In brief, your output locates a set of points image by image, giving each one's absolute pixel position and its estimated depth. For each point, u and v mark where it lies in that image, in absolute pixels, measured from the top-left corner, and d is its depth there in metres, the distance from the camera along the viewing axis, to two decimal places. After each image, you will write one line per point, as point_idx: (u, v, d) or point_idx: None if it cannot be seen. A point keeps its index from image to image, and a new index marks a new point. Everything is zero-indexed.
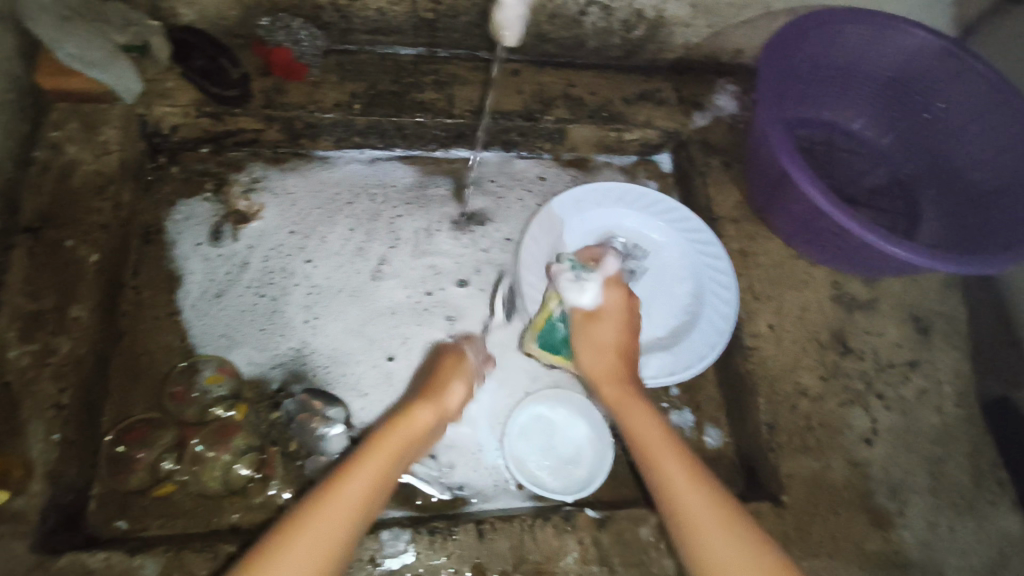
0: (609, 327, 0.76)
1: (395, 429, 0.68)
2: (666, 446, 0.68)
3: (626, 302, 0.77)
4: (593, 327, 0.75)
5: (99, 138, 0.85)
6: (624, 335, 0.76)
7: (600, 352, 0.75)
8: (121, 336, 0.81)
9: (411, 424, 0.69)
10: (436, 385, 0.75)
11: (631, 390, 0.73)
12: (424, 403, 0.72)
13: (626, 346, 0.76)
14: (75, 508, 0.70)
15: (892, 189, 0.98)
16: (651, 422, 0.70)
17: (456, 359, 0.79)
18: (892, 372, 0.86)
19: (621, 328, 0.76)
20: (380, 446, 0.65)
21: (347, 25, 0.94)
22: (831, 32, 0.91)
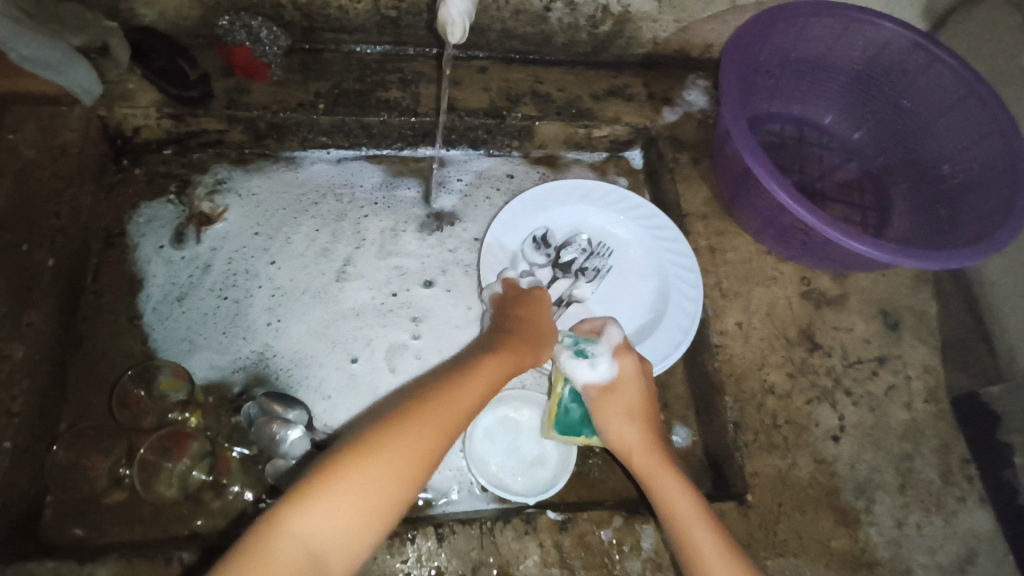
0: (627, 397, 0.71)
1: (474, 380, 0.62)
2: (695, 510, 0.64)
3: (639, 369, 0.73)
4: (614, 399, 0.71)
5: (57, 140, 0.83)
6: (644, 399, 0.72)
7: (626, 421, 0.70)
8: (79, 341, 0.81)
9: (486, 377, 0.63)
10: (528, 340, 0.70)
11: (662, 454, 0.69)
12: (503, 357, 0.67)
13: (649, 411, 0.72)
14: (28, 516, 0.70)
15: (862, 183, 0.98)
16: (679, 483, 0.66)
17: (540, 313, 0.75)
18: (861, 368, 0.85)
19: (641, 392, 0.72)
20: (457, 399, 0.59)
21: (310, 23, 0.93)
22: (798, 25, 0.90)
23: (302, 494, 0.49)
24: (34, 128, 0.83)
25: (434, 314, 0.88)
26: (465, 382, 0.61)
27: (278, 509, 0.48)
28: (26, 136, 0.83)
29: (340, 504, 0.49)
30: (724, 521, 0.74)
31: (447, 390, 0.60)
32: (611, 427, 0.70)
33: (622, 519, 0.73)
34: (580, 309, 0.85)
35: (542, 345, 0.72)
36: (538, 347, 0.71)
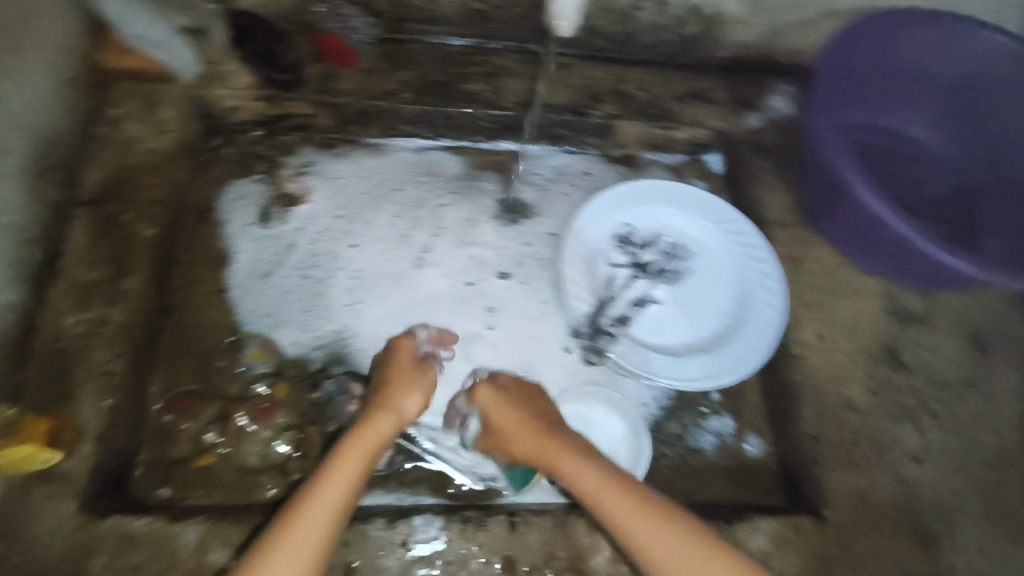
0: (510, 414, 0.71)
1: (345, 458, 0.63)
2: (607, 491, 0.61)
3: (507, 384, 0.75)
4: (510, 416, 0.70)
5: (156, 116, 0.88)
6: (532, 405, 0.72)
7: (517, 428, 0.69)
8: (171, 309, 0.82)
9: (359, 449, 0.64)
10: (378, 404, 0.70)
11: (556, 443, 0.66)
12: (369, 424, 0.67)
13: (534, 413, 0.70)
14: (121, 474, 0.73)
15: (955, 199, 0.94)
16: (584, 465, 0.64)
17: (394, 367, 0.75)
18: (946, 389, 0.82)
19: (531, 403, 0.72)
20: (321, 488, 0.60)
21: (400, 14, 0.95)
22: (894, 34, 0.89)
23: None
24: (137, 104, 0.88)
25: (509, 307, 0.88)
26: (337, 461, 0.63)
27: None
28: (129, 111, 0.88)
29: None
30: (798, 534, 0.73)
31: (316, 481, 0.61)
32: (506, 437, 0.70)
33: None
34: (659, 310, 0.85)
35: (392, 399, 0.71)
36: (394, 405, 0.70)
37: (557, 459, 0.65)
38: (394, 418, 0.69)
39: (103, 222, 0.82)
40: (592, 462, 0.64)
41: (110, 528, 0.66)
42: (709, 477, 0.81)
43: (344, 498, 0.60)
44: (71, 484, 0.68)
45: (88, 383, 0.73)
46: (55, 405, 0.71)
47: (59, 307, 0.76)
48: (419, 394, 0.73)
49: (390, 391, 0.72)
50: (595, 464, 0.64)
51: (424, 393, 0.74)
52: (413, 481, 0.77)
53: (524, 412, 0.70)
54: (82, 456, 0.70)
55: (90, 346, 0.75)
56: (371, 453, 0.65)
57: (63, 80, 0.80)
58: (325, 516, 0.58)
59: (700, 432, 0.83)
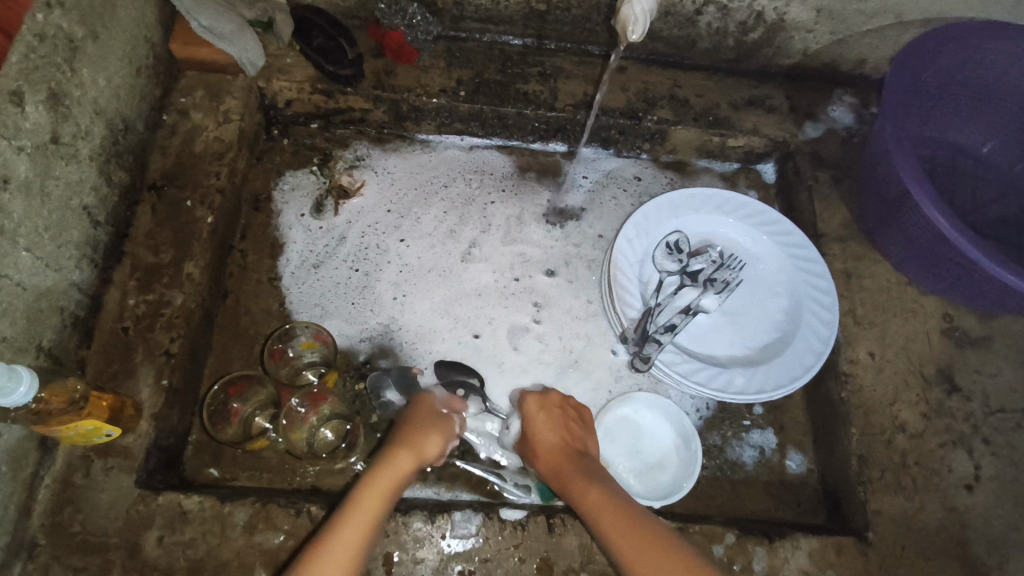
0: (543, 429, 0.72)
1: (367, 499, 0.61)
2: (607, 507, 0.61)
3: (542, 402, 0.74)
4: (538, 432, 0.72)
5: (220, 106, 0.90)
6: (567, 427, 0.72)
7: (550, 443, 0.70)
8: (226, 295, 0.86)
9: (379, 489, 0.62)
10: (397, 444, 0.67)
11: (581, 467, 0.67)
12: (385, 465, 0.64)
13: (572, 435, 0.71)
14: (174, 452, 0.75)
15: (1021, 220, 0.90)
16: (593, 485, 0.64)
17: (416, 408, 0.74)
18: (1004, 418, 0.80)
19: (570, 422, 0.73)
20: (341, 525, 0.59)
21: (460, 11, 0.95)
22: (966, 49, 0.85)
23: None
24: (204, 94, 0.90)
25: (555, 304, 0.90)
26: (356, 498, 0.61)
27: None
28: (195, 101, 0.90)
29: None
30: (841, 556, 0.71)
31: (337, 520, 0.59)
32: (541, 444, 0.71)
33: (735, 537, 0.72)
34: (706, 319, 0.84)
35: (410, 440, 0.68)
36: (414, 445, 0.67)
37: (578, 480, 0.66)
38: (414, 458, 0.66)
39: (166, 206, 0.83)
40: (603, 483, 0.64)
41: (163, 505, 0.68)
42: (749, 491, 0.80)
43: (361, 539, 0.58)
44: (129, 459, 0.69)
45: (147, 362, 0.74)
46: (115, 381, 0.73)
47: (123, 288, 0.78)
48: (439, 435, 0.70)
49: (412, 430, 0.69)
50: (602, 486, 0.64)
51: (444, 436, 0.70)
52: (453, 477, 0.78)
53: (562, 434, 0.71)
54: (140, 433, 0.71)
55: (150, 327, 0.76)
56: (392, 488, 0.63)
57: (135, 67, 0.82)
58: (347, 555, 0.57)
59: (740, 444, 0.82)
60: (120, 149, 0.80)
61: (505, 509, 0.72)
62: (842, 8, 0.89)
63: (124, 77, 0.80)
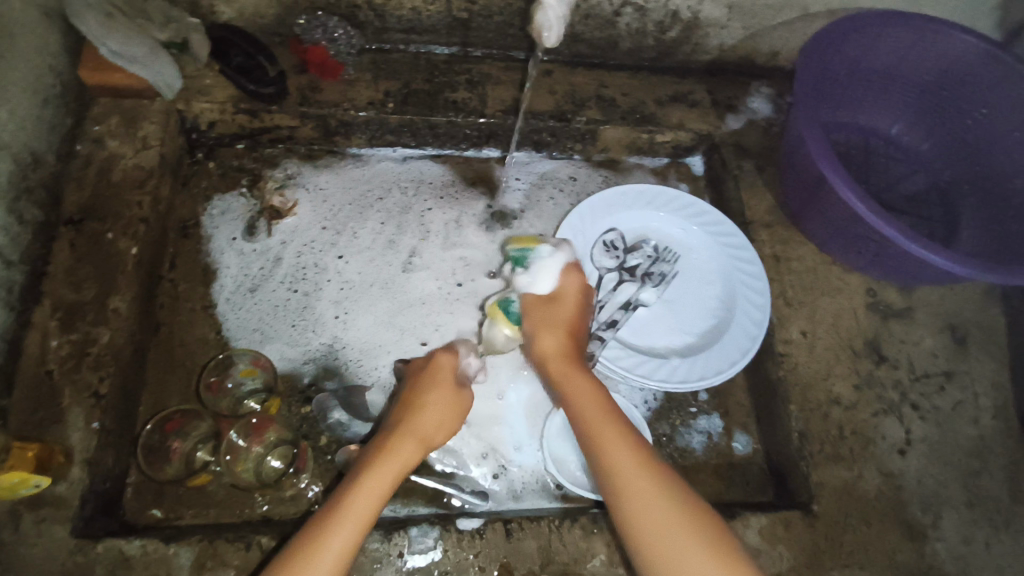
0: (559, 313, 0.75)
1: (364, 494, 0.62)
2: (596, 421, 0.66)
3: (581, 289, 0.77)
4: (538, 314, 0.75)
5: (138, 133, 0.86)
6: (575, 316, 0.76)
7: (548, 330, 0.73)
8: (158, 328, 0.83)
9: (378, 483, 0.63)
10: (398, 431, 0.68)
11: (569, 366, 0.72)
12: (388, 456, 0.65)
13: (576, 332, 0.75)
14: (111, 497, 0.72)
15: (929, 196, 0.96)
16: (589, 391, 0.69)
17: (441, 371, 0.74)
18: (930, 382, 0.84)
19: (577, 309, 0.76)
20: (336, 517, 0.60)
21: (383, 23, 0.95)
22: (870, 37, 0.89)
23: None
24: (119, 121, 0.87)
25: None
26: (357, 492, 0.62)
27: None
28: (110, 129, 0.86)
29: None
30: (789, 530, 0.74)
31: (333, 519, 0.60)
32: (538, 336, 0.74)
33: None
34: (646, 313, 0.86)
35: (416, 425, 0.69)
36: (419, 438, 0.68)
37: (577, 388, 0.70)
38: (418, 447, 0.68)
39: (86, 240, 0.79)
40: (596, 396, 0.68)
41: (103, 553, 0.65)
42: (700, 476, 0.82)
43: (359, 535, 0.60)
44: (62, 509, 0.66)
45: (76, 406, 0.71)
46: (41, 428, 0.69)
47: (43, 329, 0.74)
48: (449, 423, 0.71)
49: (425, 408, 0.70)
50: (594, 399, 0.69)
51: (453, 422, 0.71)
52: (407, 492, 0.77)
53: (561, 338, 0.73)
54: (73, 480, 0.68)
55: (77, 368, 0.73)
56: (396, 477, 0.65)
57: (41, 98, 0.79)
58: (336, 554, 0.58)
59: (688, 431, 0.85)
60: (30, 184, 0.77)
61: (462, 520, 0.72)
62: (752, 3, 0.93)
63: (29, 109, 0.77)
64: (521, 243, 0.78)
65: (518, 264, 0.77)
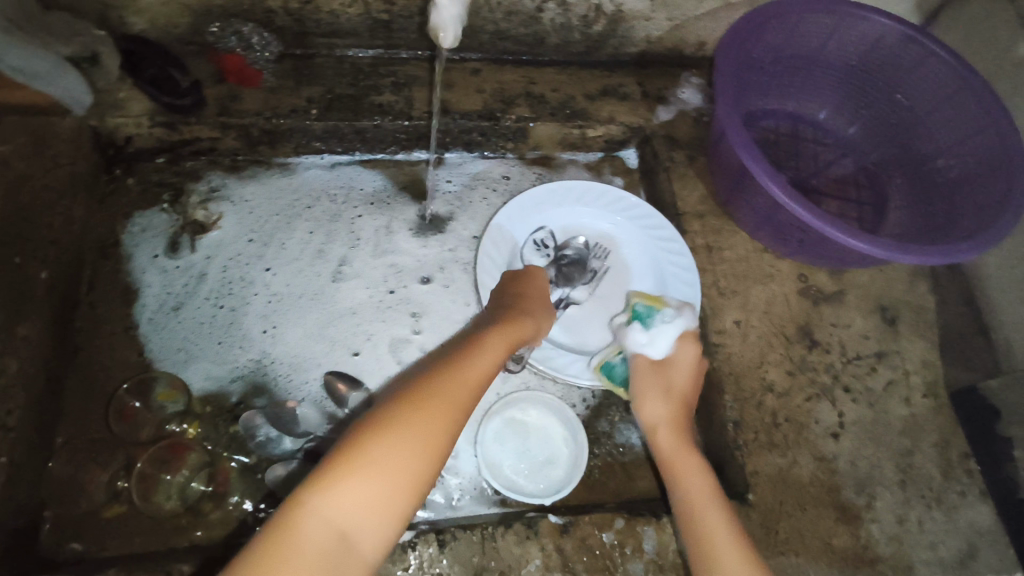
0: (675, 378, 0.74)
1: (491, 345, 0.64)
2: (706, 504, 0.64)
3: (697, 362, 0.75)
4: (652, 379, 0.73)
5: (47, 150, 0.81)
6: (691, 383, 0.74)
7: (661, 399, 0.72)
8: (75, 353, 0.80)
9: (502, 341, 0.65)
10: (502, 325, 0.67)
11: (678, 438, 0.70)
12: (514, 321, 0.69)
13: (691, 401, 0.73)
14: (26, 533, 0.69)
15: (858, 178, 0.97)
16: (696, 462, 0.67)
17: (533, 285, 0.76)
18: (861, 364, 0.85)
19: (691, 381, 0.74)
20: (462, 373, 0.59)
21: (302, 27, 0.92)
22: (790, 23, 0.90)
23: (322, 477, 0.49)
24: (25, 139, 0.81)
25: (432, 312, 0.89)
26: (468, 365, 0.60)
27: (300, 489, 0.49)
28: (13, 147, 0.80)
29: (368, 480, 0.50)
30: None
31: (464, 356, 0.61)
32: (645, 401, 0.72)
33: (624, 520, 0.73)
34: (579, 310, 0.86)
35: (537, 311, 0.73)
36: (537, 316, 0.73)
37: (683, 460, 0.68)
38: (536, 323, 0.72)
39: None
40: (709, 477, 0.66)
41: None
42: (640, 471, 0.82)
43: (473, 397, 0.58)
44: None
45: None
46: None
47: None
48: (551, 318, 0.76)
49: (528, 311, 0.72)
50: (705, 477, 0.66)
51: (552, 319, 0.77)
52: None
53: (675, 406, 0.72)
54: None
55: None
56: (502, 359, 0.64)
57: None
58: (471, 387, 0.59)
59: (627, 427, 0.84)
60: None
61: None
62: None
63: None
64: (649, 299, 0.78)
65: (639, 319, 0.77)
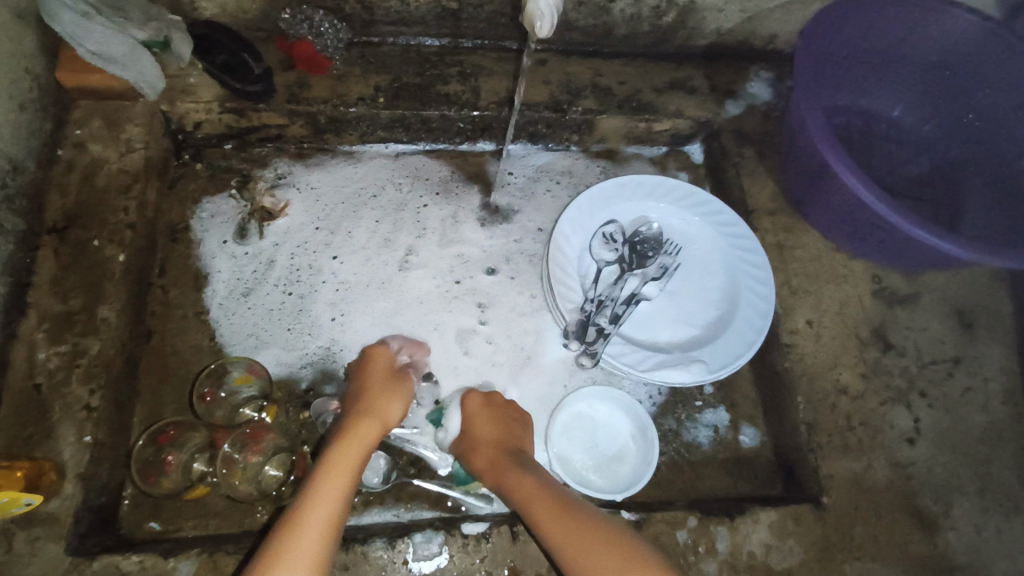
0: (478, 429, 0.75)
1: (320, 485, 0.61)
2: (561, 532, 0.61)
3: (484, 403, 0.77)
4: (463, 443, 0.75)
5: (121, 135, 0.83)
6: (496, 428, 0.74)
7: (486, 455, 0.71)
8: (149, 336, 0.81)
9: (340, 468, 0.63)
10: (334, 451, 0.65)
11: (514, 483, 0.68)
12: (351, 438, 0.67)
13: (507, 441, 0.73)
14: (107, 510, 0.71)
15: (933, 178, 0.95)
16: (536, 493, 0.66)
17: (367, 381, 0.75)
18: (938, 369, 0.83)
19: (494, 425, 0.74)
20: (297, 534, 0.57)
21: (370, 15, 0.91)
22: (870, 17, 0.87)
23: None
24: (102, 124, 0.84)
25: (498, 304, 0.88)
26: (302, 522, 0.58)
27: None
28: (93, 132, 0.83)
29: None
30: (800, 525, 0.73)
31: (298, 514, 0.59)
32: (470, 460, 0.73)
33: (697, 520, 0.72)
34: (649, 306, 0.85)
35: (378, 410, 0.72)
36: (375, 413, 0.71)
37: (533, 499, 0.65)
38: (378, 423, 0.70)
39: (71, 248, 0.77)
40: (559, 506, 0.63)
41: (100, 570, 0.64)
42: (708, 471, 0.81)
43: (326, 547, 0.58)
44: (56, 526, 0.64)
45: (67, 420, 0.69)
46: (32, 444, 0.67)
47: (30, 341, 0.72)
48: (400, 401, 0.74)
49: (363, 415, 0.70)
50: (552, 505, 0.64)
51: (404, 401, 0.75)
52: (412, 496, 0.76)
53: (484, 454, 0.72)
54: (66, 496, 0.66)
55: (66, 381, 0.70)
56: (351, 481, 0.64)
57: (18, 103, 0.76)
58: (315, 543, 0.57)
59: (695, 426, 0.83)
60: (10, 193, 0.74)
61: (466, 524, 0.70)
62: None
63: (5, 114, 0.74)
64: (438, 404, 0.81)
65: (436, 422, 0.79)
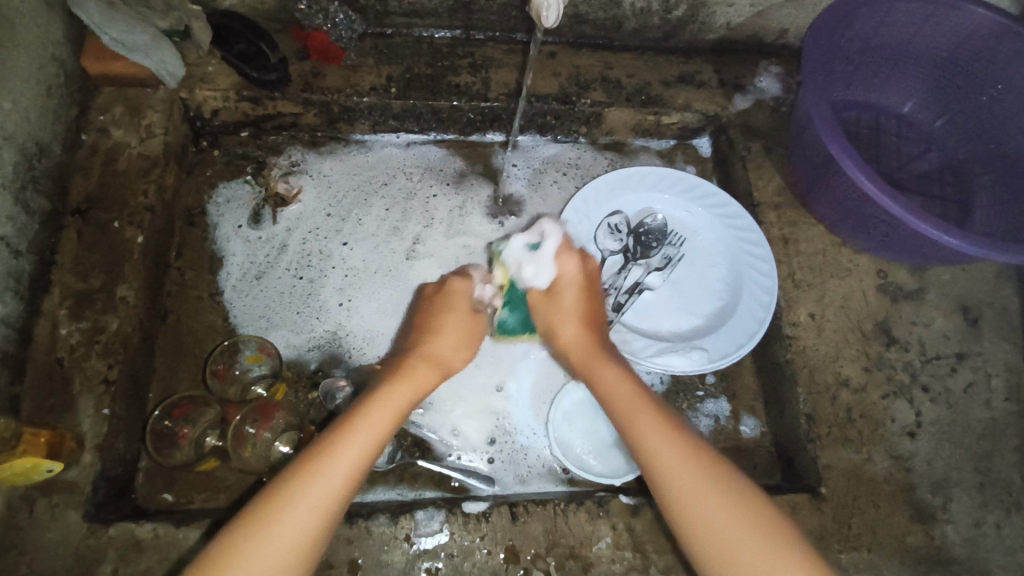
0: (569, 294, 0.74)
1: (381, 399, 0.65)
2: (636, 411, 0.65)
3: (580, 269, 0.76)
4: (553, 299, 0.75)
5: (142, 121, 0.86)
6: (585, 301, 0.75)
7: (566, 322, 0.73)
8: (166, 315, 0.84)
9: (402, 387, 0.67)
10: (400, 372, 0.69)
11: (592, 353, 0.72)
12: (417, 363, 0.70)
13: (592, 317, 0.75)
14: (123, 481, 0.73)
15: (942, 174, 0.94)
16: (621, 385, 0.68)
17: (447, 311, 0.75)
18: (941, 364, 0.83)
19: (581, 297, 0.75)
20: (354, 433, 0.61)
21: (384, 7, 0.93)
22: (881, 11, 0.87)
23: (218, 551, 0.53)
24: (123, 110, 0.86)
25: None
26: (360, 425, 0.62)
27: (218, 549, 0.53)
28: (115, 118, 0.86)
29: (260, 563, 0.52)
30: (798, 513, 0.74)
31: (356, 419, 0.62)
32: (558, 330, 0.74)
33: None
34: (652, 296, 0.86)
35: (446, 333, 0.74)
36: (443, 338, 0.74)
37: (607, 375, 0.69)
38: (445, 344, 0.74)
39: (93, 229, 0.80)
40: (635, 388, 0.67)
41: (116, 536, 0.66)
42: None
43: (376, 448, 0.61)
44: (74, 494, 0.67)
45: (86, 393, 0.72)
46: (53, 414, 0.70)
47: (53, 317, 0.75)
48: (465, 323, 0.76)
49: (422, 360, 0.71)
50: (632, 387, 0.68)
51: (468, 323, 0.76)
52: (415, 476, 0.78)
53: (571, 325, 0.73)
54: (84, 465, 0.68)
55: (86, 356, 0.73)
56: (389, 425, 0.64)
57: (45, 87, 0.79)
58: (365, 444, 0.61)
59: (695, 415, 0.84)
60: (36, 174, 0.77)
61: (467, 503, 0.73)
62: None
63: (33, 99, 0.77)
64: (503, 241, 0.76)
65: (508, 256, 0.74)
